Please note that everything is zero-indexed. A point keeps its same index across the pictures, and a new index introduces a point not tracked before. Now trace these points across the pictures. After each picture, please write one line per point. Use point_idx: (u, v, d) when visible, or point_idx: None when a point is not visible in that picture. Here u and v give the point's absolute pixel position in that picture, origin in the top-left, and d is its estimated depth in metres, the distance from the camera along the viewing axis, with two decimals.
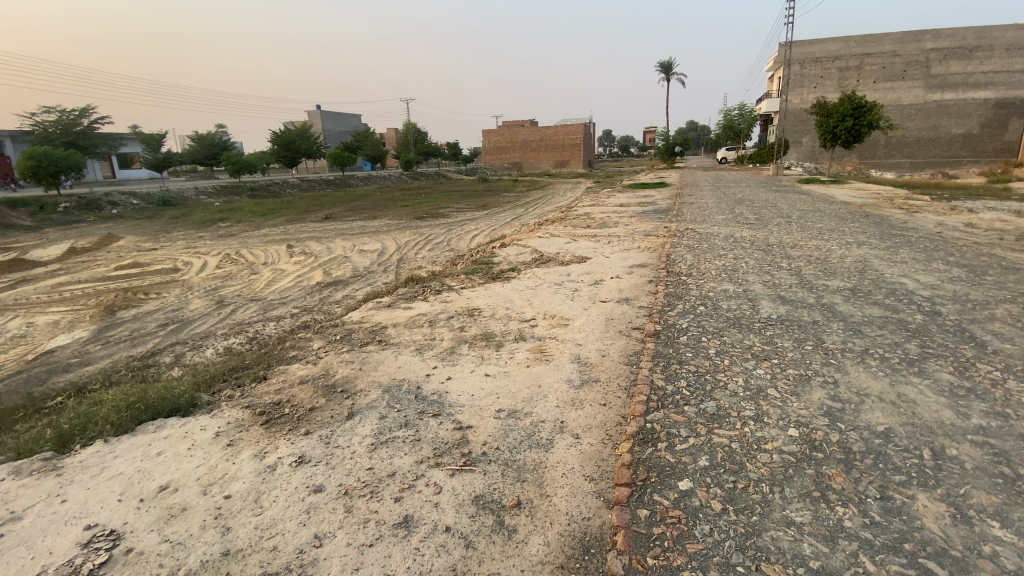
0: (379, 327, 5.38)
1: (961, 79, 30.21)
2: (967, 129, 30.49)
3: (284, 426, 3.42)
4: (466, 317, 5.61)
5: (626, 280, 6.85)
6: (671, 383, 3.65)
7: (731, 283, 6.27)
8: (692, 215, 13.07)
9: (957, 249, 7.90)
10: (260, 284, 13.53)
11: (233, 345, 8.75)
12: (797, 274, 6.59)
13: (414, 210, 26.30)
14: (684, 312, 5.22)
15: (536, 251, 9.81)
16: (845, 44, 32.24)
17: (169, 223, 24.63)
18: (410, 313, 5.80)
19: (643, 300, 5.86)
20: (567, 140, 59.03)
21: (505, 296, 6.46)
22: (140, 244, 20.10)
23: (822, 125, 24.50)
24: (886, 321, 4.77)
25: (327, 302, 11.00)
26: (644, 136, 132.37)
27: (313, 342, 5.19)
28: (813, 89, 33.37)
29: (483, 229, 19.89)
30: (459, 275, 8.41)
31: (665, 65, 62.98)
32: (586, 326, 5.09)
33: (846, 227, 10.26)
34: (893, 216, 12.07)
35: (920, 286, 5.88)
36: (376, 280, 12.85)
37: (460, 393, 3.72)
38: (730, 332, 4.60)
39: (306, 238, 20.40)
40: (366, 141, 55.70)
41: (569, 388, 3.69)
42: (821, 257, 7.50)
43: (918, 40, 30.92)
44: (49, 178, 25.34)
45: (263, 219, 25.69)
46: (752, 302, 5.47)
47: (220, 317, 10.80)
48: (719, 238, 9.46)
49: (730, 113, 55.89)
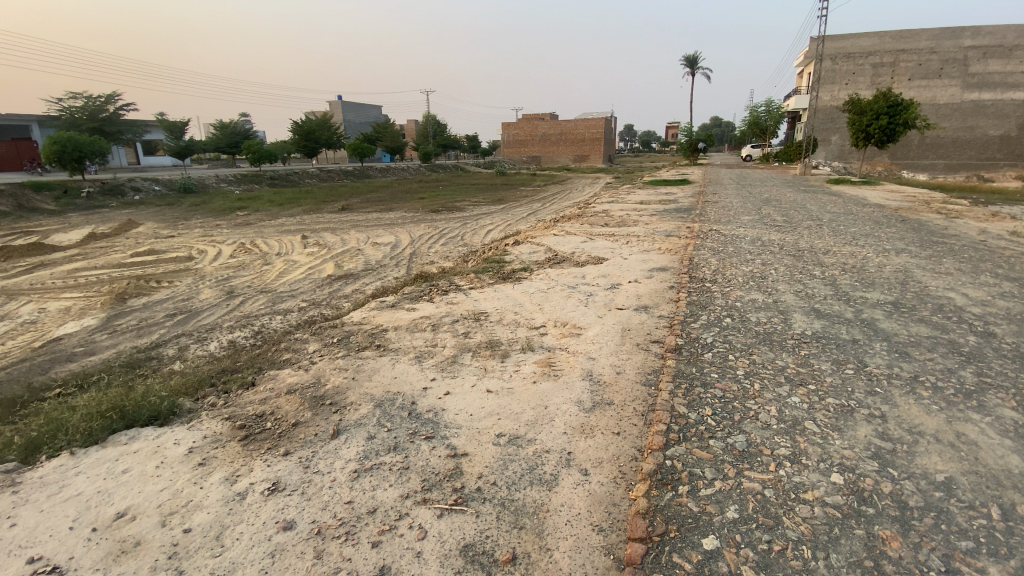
0: (378, 330, 5.05)
1: (1000, 78, 28.83)
2: (1005, 131, 29.07)
3: (263, 444, 3.13)
4: (471, 321, 5.26)
5: (645, 285, 6.42)
6: (695, 410, 3.25)
7: (760, 292, 5.80)
8: (716, 215, 12.50)
9: (1004, 260, 7.27)
10: (271, 275, 13.40)
11: (237, 339, 8.55)
12: (831, 284, 6.09)
13: (430, 203, 25.99)
14: (708, 324, 4.79)
15: (550, 250, 9.41)
16: (879, 40, 31.01)
17: (188, 210, 24.79)
18: (413, 316, 5.47)
19: (664, 308, 5.42)
20: (588, 134, 58.14)
21: (515, 299, 6.10)
22: (158, 231, 20.22)
23: (854, 123, 23.48)
24: (935, 342, 4.26)
25: (336, 296, 10.76)
26: (667, 133, 130.31)
27: (308, 345, 4.88)
28: (844, 86, 32.19)
29: (498, 225, 19.53)
30: (469, 274, 8.07)
31: (690, 61, 61.72)
32: (599, 337, 4.70)
33: (882, 232, 9.65)
34: (931, 221, 11.37)
35: (969, 302, 5.34)
36: (387, 274, 12.59)
37: (457, 411, 3.38)
38: (760, 349, 4.18)
39: (321, 229, 20.26)
40: (386, 131, 55.63)
41: (578, 411, 3.32)
42: (856, 265, 6.97)
43: (956, 37, 29.61)
44: (74, 164, 25.70)
45: (281, 208, 25.70)
46: (783, 315, 5.01)
47: (228, 309, 10.65)
48: (745, 241, 8.96)
49: (756, 109, 54.46)
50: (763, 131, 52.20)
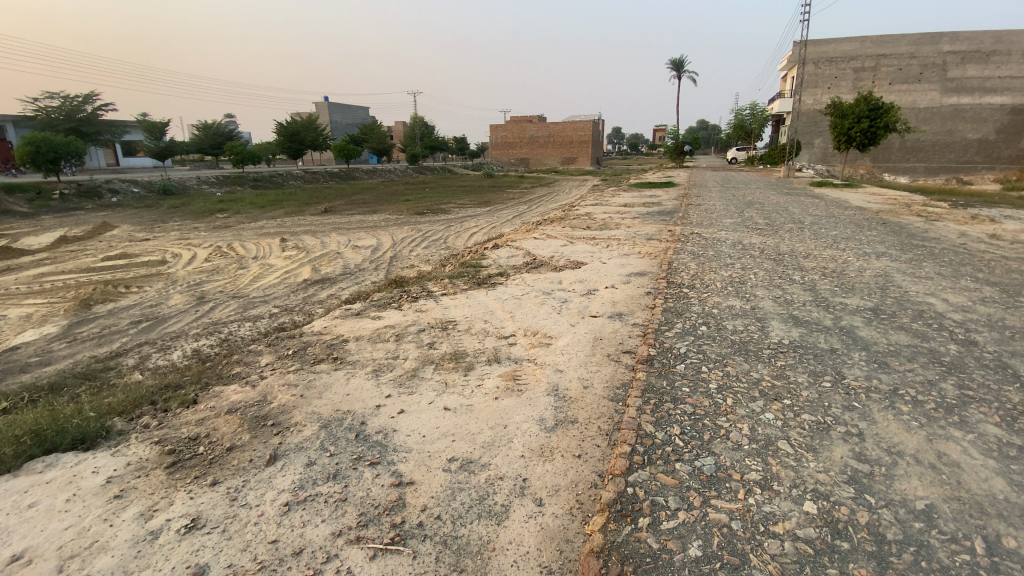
0: (337, 342, 4.77)
1: (978, 83, 29.29)
2: (983, 135, 29.54)
3: (191, 473, 2.87)
4: (438, 330, 5.01)
5: (621, 291, 6.22)
6: (662, 429, 3.03)
7: (738, 298, 5.64)
8: (698, 218, 12.38)
9: (984, 264, 7.20)
10: (245, 280, 13.02)
11: (203, 348, 8.18)
12: (811, 289, 5.95)
13: (415, 206, 25.67)
14: (682, 333, 4.60)
15: (529, 254, 9.17)
16: (860, 44, 31.30)
17: (166, 213, 24.19)
18: (377, 325, 5.20)
19: (638, 316, 5.22)
20: (575, 137, 58.15)
21: (487, 306, 5.84)
22: (133, 234, 19.67)
23: (836, 127, 23.63)
24: (915, 352, 4.12)
25: (310, 302, 10.43)
26: (655, 135, 131.20)
27: (260, 358, 4.60)
28: (827, 90, 32.46)
29: (483, 227, 19.29)
30: (444, 279, 7.82)
31: (676, 64, 62.00)
32: (570, 346, 4.47)
33: (863, 235, 9.58)
34: (911, 224, 11.38)
35: (950, 308, 5.22)
36: (365, 279, 12.27)
37: (409, 432, 3.13)
38: (734, 360, 3.99)
39: (301, 232, 19.85)
40: (372, 133, 55.05)
41: (539, 431, 3.08)
42: (836, 270, 6.85)
43: (935, 42, 29.99)
44: (48, 165, 24.94)
45: (262, 210, 25.20)
46: (760, 323, 4.82)
47: (197, 315, 10.26)
48: (726, 244, 8.84)
49: (741, 113, 54.96)
50: (748, 134, 52.66)
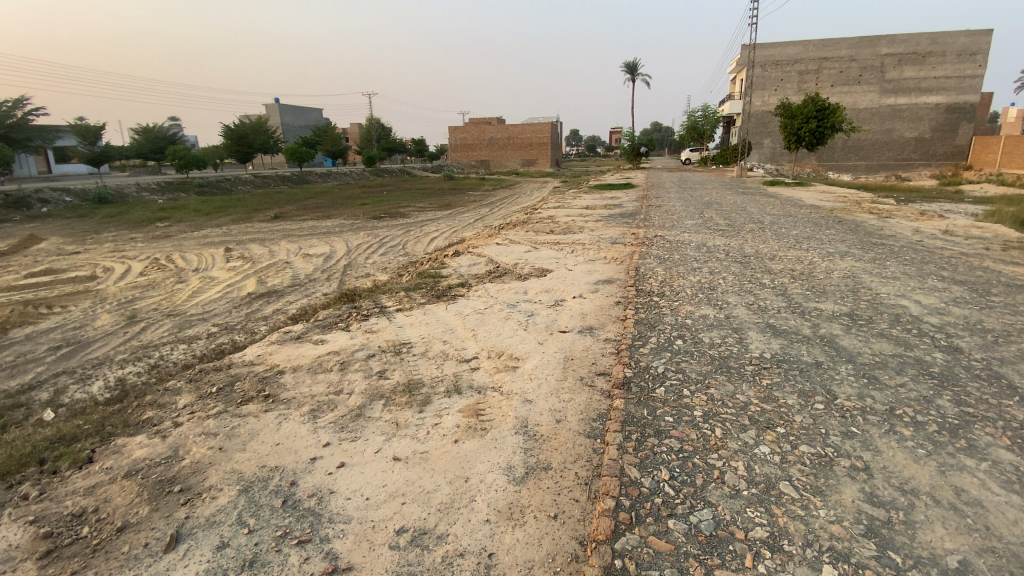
0: (272, 375, 4.16)
1: (914, 85, 30.87)
2: (919, 134, 31.21)
3: (65, 568, 2.25)
4: (389, 355, 4.44)
5: (590, 301, 5.81)
6: (647, 473, 2.62)
7: (711, 306, 5.33)
8: (661, 220, 12.23)
9: (947, 262, 7.23)
10: (183, 296, 11.96)
11: (128, 378, 7.27)
12: (784, 294, 5.72)
13: (372, 210, 24.77)
14: (658, 348, 4.22)
15: (491, 261, 8.68)
16: (804, 48, 32.44)
17: (99, 223, 22.36)
18: (318, 351, 4.58)
19: (610, 330, 4.81)
20: (534, 138, 58.12)
21: (444, 323, 5.29)
22: (61, 247, 17.98)
23: (786, 127, 24.29)
24: (903, 363, 3.87)
25: (254, 319, 9.60)
26: (612, 136, 133.67)
27: (177, 400, 3.92)
28: (774, 92, 33.49)
29: (443, 231, 18.67)
30: (399, 291, 7.24)
31: (631, 65, 62.87)
32: (537, 368, 4.00)
33: (824, 234, 9.60)
34: (866, 221, 11.60)
35: (926, 310, 5.07)
36: (316, 291, 11.47)
37: (351, 494, 2.61)
38: (716, 378, 3.65)
39: (248, 240, 18.68)
40: (325, 135, 53.21)
41: (506, 484, 2.60)
42: (805, 272, 6.69)
43: (873, 45, 31.35)
44: None
45: (207, 218, 23.69)
46: (738, 334, 4.51)
47: (127, 338, 9.26)
48: (691, 247, 8.64)
49: (694, 114, 56.41)
50: (701, 135, 54.01)
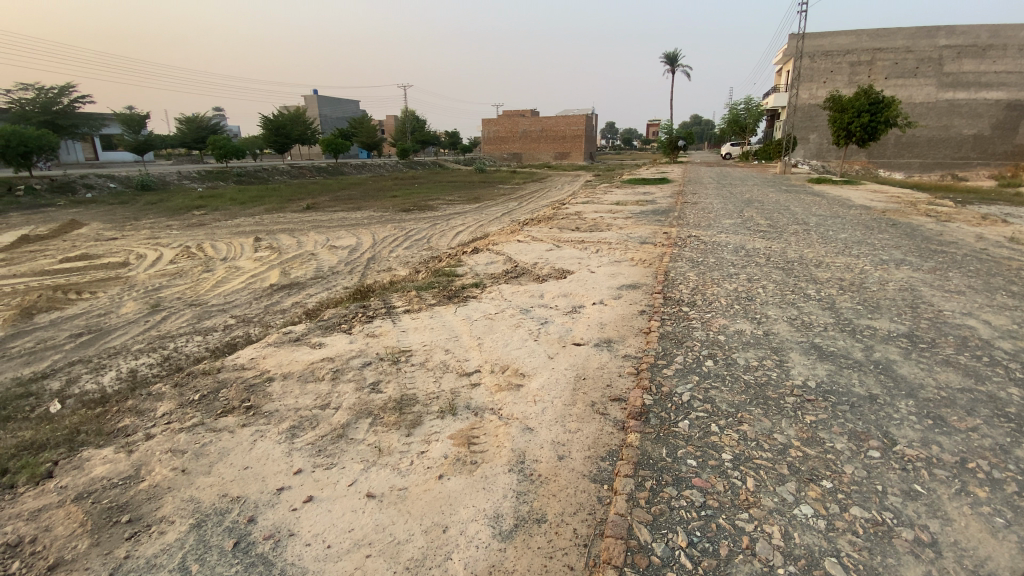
0: (259, 382, 3.89)
1: (975, 78, 28.68)
2: (980, 130, 29.00)
3: None
4: (386, 364, 4.08)
5: (611, 309, 5.33)
6: (660, 536, 2.17)
7: (747, 319, 4.77)
8: (695, 218, 11.53)
9: (1017, 274, 6.42)
10: (207, 285, 12.04)
11: (141, 370, 7.22)
12: (831, 308, 5.09)
13: (401, 202, 24.71)
14: (684, 370, 3.73)
15: (510, 260, 8.25)
16: (856, 38, 30.56)
17: (140, 210, 23.03)
18: (313, 356, 4.27)
19: (630, 345, 4.32)
20: (568, 131, 57.15)
21: (451, 328, 4.91)
22: (101, 232, 18.54)
23: (835, 121, 22.85)
24: (974, 400, 3.25)
25: (272, 312, 9.51)
26: (649, 130, 130.75)
27: (157, 409, 3.73)
28: (822, 84, 31.69)
29: (469, 225, 18.37)
30: (412, 289, 6.91)
31: (670, 57, 60.99)
32: (546, 387, 3.58)
33: (876, 239, 8.78)
34: (922, 224, 10.63)
35: (998, 333, 4.39)
36: (336, 284, 11.30)
37: (310, 537, 2.28)
38: (751, 412, 3.14)
39: (278, 230, 18.83)
40: (360, 126, 53.69)
41: (488, 540, 2.20)
42: (854, 282, 6.01)
43: (932, 36, 29.27)
44: (17, 159, 23.64)
45: (240, 207, 24.08)
46: (777, 355, 3.95)
47: (146, 327, 9.30)
48: (727, 249, 8.02)
49: (735, 108, 54.35)
50: (741, 129, 51.97)
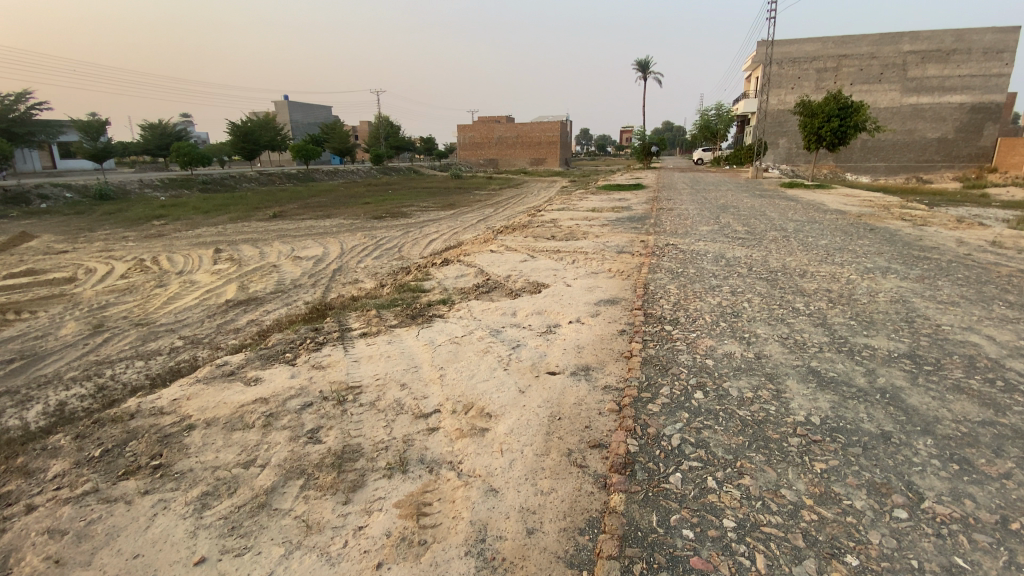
0: (178, 432, 3.30)
1: (937, 83, 29.45)
2: (942, 134, 29.79)
3: None
4: (330, 406, 3.50)
5: (588, 329, 4.87)
6: None
7: (736, 339, 4.36)
8: (672, 225, 11.24)
9: (1007, 282, 6.21)
10: (158, 301, 11.18)
11: (70, 403, 6.42)
12: (824, 324, 4.72)
13: (374, 209, 24.01)
14: (671, 406, 3.25)
15: (481, 273, 7.75)
16: (822, 45, 31.11)
17: (94, 220, 21.75)
18: (244, 397, 3.67)
19: (610, 373, 3.84)
20: (544, 137, 57.09)
21: (410, 356, 4.33)
22: (51, 245, 17.37)
23: (806, 126, 23.06)
24: (999, 437, 2.88)
25: (226, 331, 8.81)
26: (623, 135, 132.23)
27: (50, 467, 3.10)
28: (791, 90, 32.18)
29: (442, 233, 17.81)
30: (372, 307, 6.33)
31: (641, 64, 61.65)
32: (514, 430, 3.06)
33: (857, 245, 8.58)
34: (900, 229, 10.54)
35: (1005, 351, 4.07)
36: (298, 299, 10.61)
37: None
38: (752, 459, 2.70)
39: (241, 240, 17.92)
40: (332, 132, 52.61)
41: None
42: (843, 294, 5.69)
43: (895, 42, 29.95)
44: None
45: (204, 216, 23.00)
46: (774, 384, 3.52)
47: (86, 349, 8.49)
48: (708, 258, 7.68)
49: (707, 113, 55.11)
50: (713, 134, 52.70)
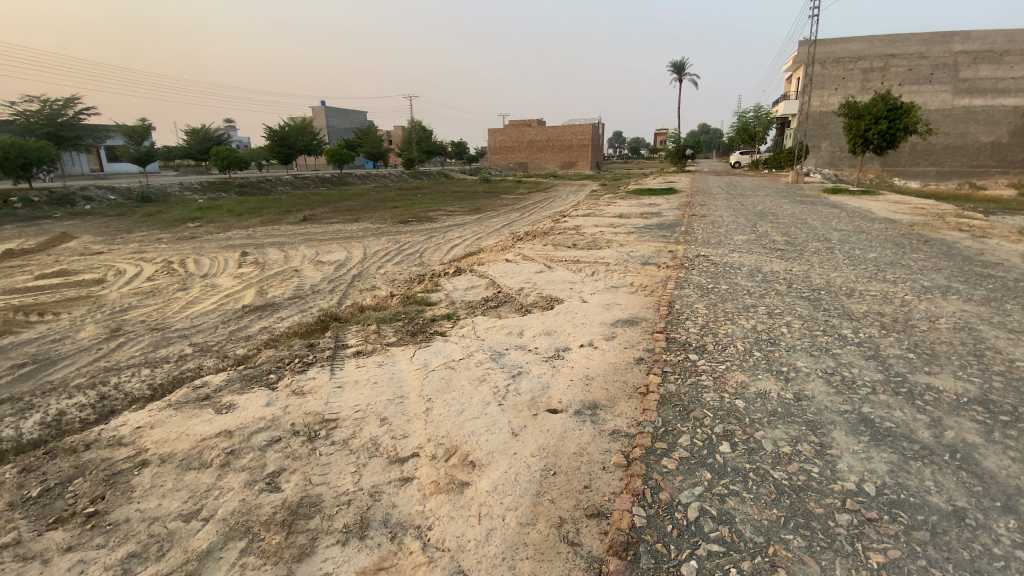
0: (130, 469, 2.98)
1: (992, 84, 27.51)
2: (996, 138, 27.75)
3: None
4: (299, 443, 3.11)
5: (601, 355, 4.34)
6: None
7: (772, 374, 3.76)
8: (704, 234, 10.54)
9: None
10: (177, 305, 11.20)
11: (69, 413, 6.29)
12: (876, 357, 4.05)
13: (401, 213, 23.97)
14: (691, 463, 2.71)
15: (493, 284, 7.31)
16: (868, 44, 29.52)
17: (132, 222, 22.40)
18: (209, 429, 3.33)
19: (621, 413, 3.32)
20: (574, 141, 56.39)
21: (399, 383, 3.90)
22: (89, 246, 17.90)
23: (851, 128, 21.75)
24: None
25: (236, 339, 8.64)
26: (657, 139, 129.84)
27: None
28: (834, 91, 30.63)
29: (465, 238, 17.49)
30: (374, 321, 5.96)
31: (676, 66, 60.16)
32: (499, 488, 2.58)
33: (910, 260, 7.73)
34: (957, 241, 9.55)
35: None
36: (312, 306, 10.41)
37: None
38: (789, 545, 2.14)
39: (267, 244, 18.03)
40: (365, 137, 53.34)
41: None
42: (896, 318, 4.98)
43: (947, 41, 28.17)
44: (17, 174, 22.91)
45: (236, 219, 23.40)
46: (817, 437, 2.92)
47: (99, 353, 8.47)
48: (741, 273, 7.01)
49: (744, 116, 53.34)
50: (750, 138, 50.89)
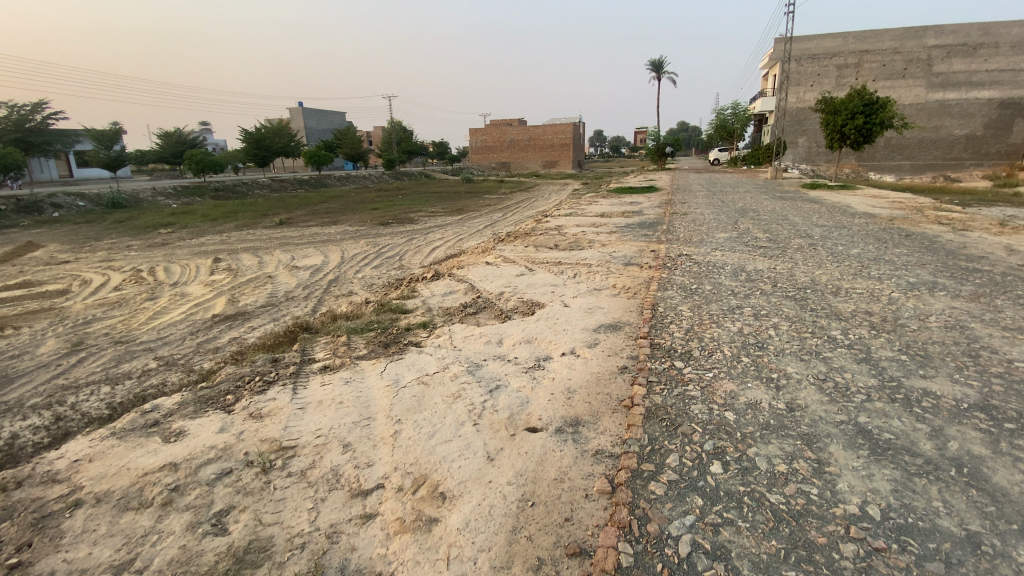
0: (59, 511, 2.65)
1: (964, 78, 28.06)
2: (970, 131, 28.28)
3: None
4: (252, 475, 2.82)
5: (583, 364, 4.11)
6: None
7: (763, 382, 3.57)
8: (687, 232, 10.41)
9: None
10: (145, 316, 10.72)
11: (21, 437, 5.86)
12: (869, 360, 3.89)
13: (380, 215, 23.53)
14: (681, 487, 2.49)
15: (472, 289, 7.06)
16: (843, 41, 29.90)
17: (101, 229, 21.59)
18: (153, 461, 3.01)
19: (604, 430, 3.09)
20: (556, 139, 56.32)
21: (367, 402, 3.62)
22: (55, 255, 17.16)
23: (829, 124, 21.95)
24: None
25: (206, 350, 8.23)
26: (637, 137, 130.68)
27: None
28: (810, 87, 30.95)
29: (446, 240, 17.20)
30: (345, 331, 5.65)
31: (655, 64, 60.49)
32: (471, 524, 2.33)
33: (894, 255, 7.67)
34: (938, 235, 9.56)
35: None
36: (287, 314, 10.02)
37: None
38: None
39: (242, 249, 17.49)
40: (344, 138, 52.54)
41: None
42: (886, 318, 4.85)
43: (919, 37, 28.63)
44: None
45: (210, 224, 22.73)
46: (813, 452, 2.73)
47: (58, 370, 7.99)
48: (726, 272, 6.85)
49: (723, 112, 53.85)
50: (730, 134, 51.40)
